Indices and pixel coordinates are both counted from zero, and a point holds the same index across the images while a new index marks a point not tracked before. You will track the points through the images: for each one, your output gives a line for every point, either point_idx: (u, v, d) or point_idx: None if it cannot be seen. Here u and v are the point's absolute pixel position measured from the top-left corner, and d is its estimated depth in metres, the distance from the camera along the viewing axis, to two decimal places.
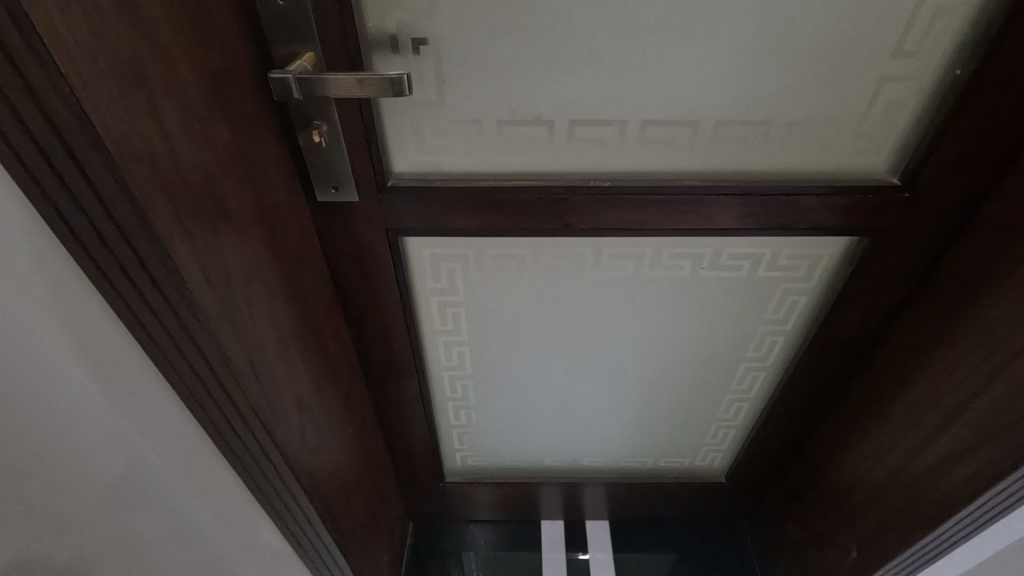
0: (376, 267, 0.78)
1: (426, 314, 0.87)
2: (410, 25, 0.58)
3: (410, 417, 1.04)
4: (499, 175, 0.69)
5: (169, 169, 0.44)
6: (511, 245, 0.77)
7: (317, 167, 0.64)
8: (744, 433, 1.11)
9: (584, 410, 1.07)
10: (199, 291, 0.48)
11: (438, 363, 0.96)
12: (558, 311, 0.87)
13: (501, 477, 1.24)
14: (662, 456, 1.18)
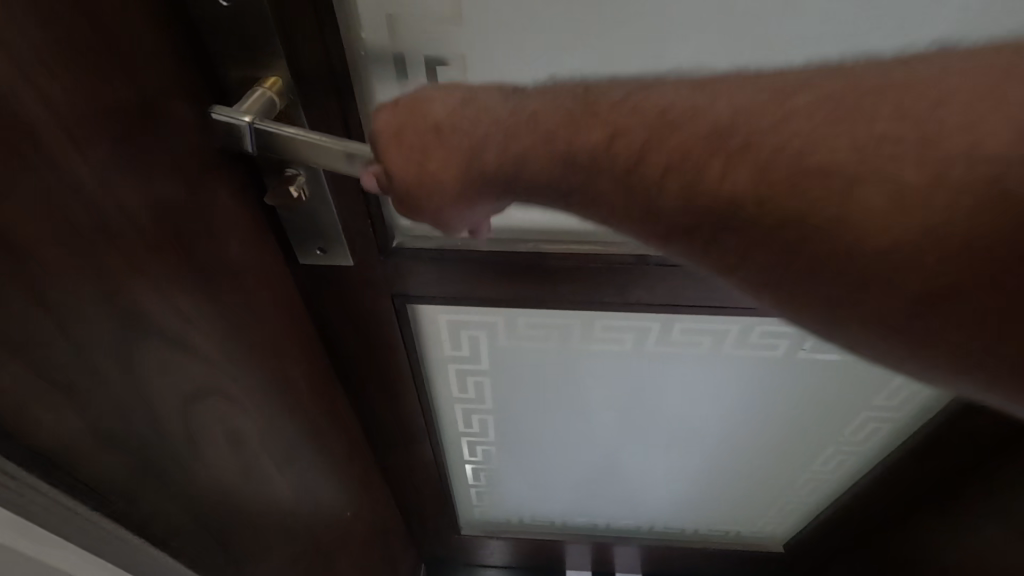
0: (380, 336, 0.61)
1: (442, 381, 0.71)
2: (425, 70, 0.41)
3: (423, 480, 0.89)
4: (542, 236, 0.51)
5: (17, 298, 0.28)
6: (553, 315, 0.59)
7: (296, 224, 0.47)
8: (815, 508, 0.94)
9: (627, 477, 0.91)
10: (87, 451, 0.33)
11: (454, 428, 0.81)
12: (606, 383, 0.70)
13: (526, 533, 1.10)
14: (713, 522, 1.02)
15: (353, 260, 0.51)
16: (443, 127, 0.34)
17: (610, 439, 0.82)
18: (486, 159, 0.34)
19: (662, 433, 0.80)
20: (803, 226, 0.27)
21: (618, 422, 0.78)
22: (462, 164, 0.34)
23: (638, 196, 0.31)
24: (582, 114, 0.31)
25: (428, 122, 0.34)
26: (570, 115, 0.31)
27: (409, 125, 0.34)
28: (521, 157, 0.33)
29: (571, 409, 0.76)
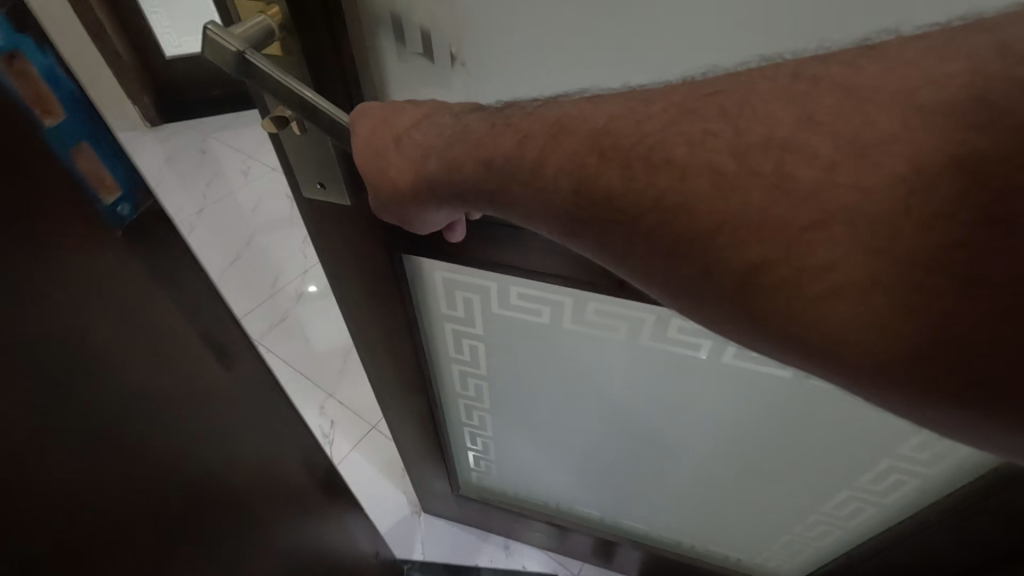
0: (376, 284, 0.61)
1: (440, 341, 0.72)
2: (418, 20, 0.39)
3: (417, 434, 0.89)
4: None
5: None
6: (545, 288, 0.58)
7: (298, 156, 0.49)
8: (827, 553, 0.86)
9: (624, 473, 0.88)
10: None
11: (451, 391, 0.82)
12: (602, 370, 0.68)
13: (518, 507, 1.05)
14: (712, 543, 0.96)
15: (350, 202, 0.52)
16: (401, 137, 0.36)
17: (608, 431, 0.79)
18: (428, 168, 0.34)
19: (663, 434, 0.76)
20: (709, 242, 0.24)
21: (619, 412, 0.75)
22: (414, 170, 0.35)
23: (544, 197, 0.30)
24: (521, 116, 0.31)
25: (390, 132, 0.36)
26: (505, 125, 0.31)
27: (377, 135, 0.36)
28: (455, 163, 0.32)
29: (569, 391, 0.74)
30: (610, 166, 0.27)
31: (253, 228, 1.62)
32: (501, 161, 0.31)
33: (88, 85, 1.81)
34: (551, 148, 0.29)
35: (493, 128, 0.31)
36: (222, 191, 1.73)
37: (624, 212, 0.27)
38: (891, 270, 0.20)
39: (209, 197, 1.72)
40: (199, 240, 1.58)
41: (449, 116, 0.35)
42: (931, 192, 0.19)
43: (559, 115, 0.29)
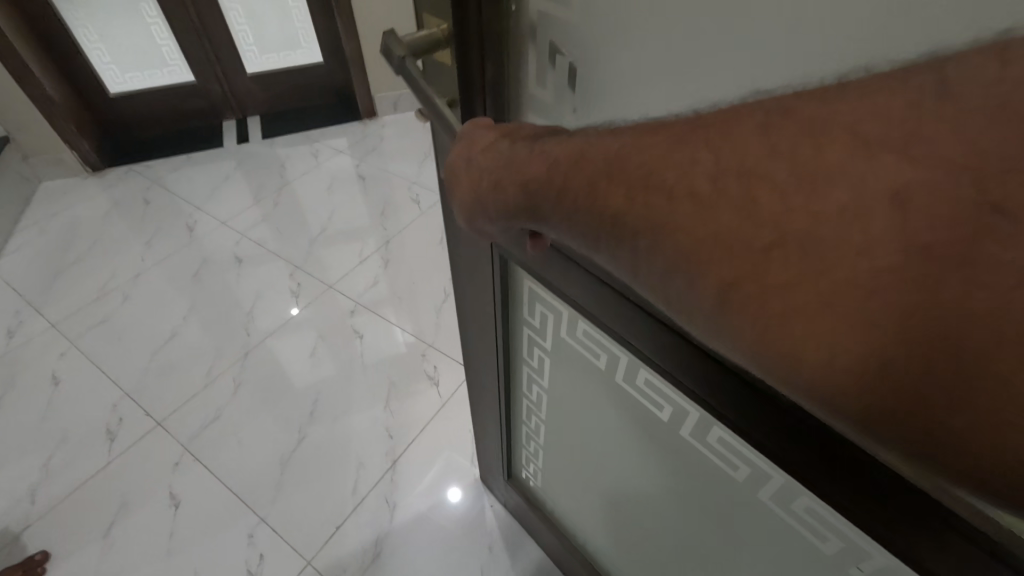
0: (479, 273, 0.77)
1: (518, 344, 0.87)
2: (550, 36, 0.52)
3: (488, 404, 1.07)
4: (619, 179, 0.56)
5: None
6: (605, 340, 0.66)
7: (440, 147, 0.68)
8: None
9: (633, 517, 0.95)
10: None
11: (522, 388, 0.97)
12: (641, 427, 0.75)
13: (553, 515, 1.25)
14: None
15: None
16: (476, 157, 0.43)
17: (631, 479, 0.87)
18: (485, 191, 0.42)
19: (661, 491, 0.82)
20: (692, 243, 0.29)
21: (640, 462, 0.82)
22: (474, 182, 0.43)
23: (570, 218, 0.36)
24: (575, 137, 0.36)
25: (467, 156, 0.44)
26: (555, 149, 0.36)
27: (462, 154, 0.45)
28: (500, 186, 0.40)
29: (609, 430, 0.83)
30: (616, 186, 0.32)
31: (194, 298, 2.25)
32: (532, 184, 0.37)
33: (25, 130, 2.68)
34: (572, 174, 0.35)
35: (539, 158, 0.37)
36: (180, 257, 2.43)
37: (619, 229, 0.33)
38: (839, 286, 0.25)
39: (153, 255, 2.45)
40: (157, 303, 2.24)
41: (508, 137, 0.42)
42: (876, 219, 0.24)
43: (580, 144, 0.35)
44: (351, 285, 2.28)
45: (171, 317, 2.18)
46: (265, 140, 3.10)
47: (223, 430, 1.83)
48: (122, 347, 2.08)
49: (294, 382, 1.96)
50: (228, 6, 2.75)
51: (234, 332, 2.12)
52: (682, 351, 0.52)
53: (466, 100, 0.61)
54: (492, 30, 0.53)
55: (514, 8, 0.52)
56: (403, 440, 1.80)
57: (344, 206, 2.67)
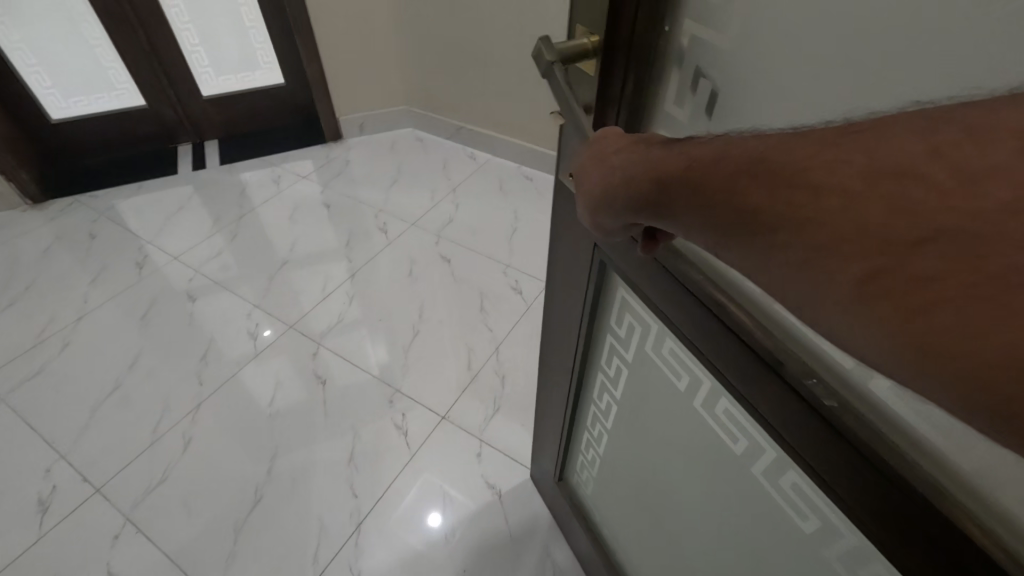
0: (575, 276, 0.87)
1: (600, 350, 0.97)
2: (696, 59, 0.58)
3: (554, 405, 1.18)
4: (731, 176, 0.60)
5: None
6: (689, 359, 0.72)
7: (566, 147, 0.75)
8: None
9: (678, 545, 0.97)
10: None
11: (594, 394, 1.07)
12: (704, 452, 0.78)
13: (595, 523, 1.33)
14: None
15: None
16: (613, 159, 0.51)
17: (685, 504, 0.90)
18: (618, 191, 0.49)
19: (712, 522, 0.83)
20: (822, 238, 0.32)
21: (697, 490, 0.84)
22: (607, 182, 0.50)
23: (701, 215, 0.40)
24: (720, 142, 0.41)
25: (606, 161, 0.51)
26: (701, 152, 0.41)
27: (592, 162, 0.53)
28: (633, 184, 0.47)
29: (673, 451, 0.87)
30: (761, 184, 0.35)
31: (140, 345, 2.07)
32: (666, 178, 0.43)
33: None
34: (711, 171, 0.39)
35: (679, 159, 0.42)
36: (130, 295, 2.27)
37: (751, 227, 0.36)
38: (992, 280, 0.26)
39: (98, 295, 2.28)
40: (95, 351, 2.05)
41: (646, 144, 0.48)
42: None
43: (725, 146, 0.39)
44: (313, 324, 2.17)
45: (111, 367, 1.99)
46: (225, 166, 3.00)
47: (170, 494, 1.66)
48: (56, 402, 1.88)
49: (248, 438, 1.79)
50: (180, 26, 2.66)
51: (185, 379, 1.96)
52: (772, 384, 0.54)
53: (602, 106, 0.68)
54: (642, 42, 0.60)
55: (667, 28, 0.60)
56: (368, 499, 1.66)
57: (308, 236, 2.59)
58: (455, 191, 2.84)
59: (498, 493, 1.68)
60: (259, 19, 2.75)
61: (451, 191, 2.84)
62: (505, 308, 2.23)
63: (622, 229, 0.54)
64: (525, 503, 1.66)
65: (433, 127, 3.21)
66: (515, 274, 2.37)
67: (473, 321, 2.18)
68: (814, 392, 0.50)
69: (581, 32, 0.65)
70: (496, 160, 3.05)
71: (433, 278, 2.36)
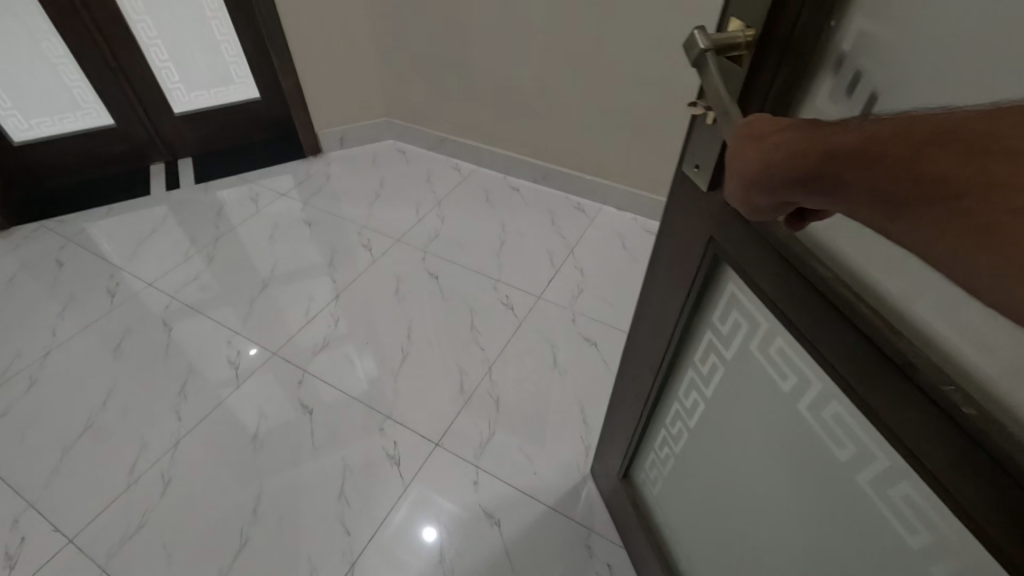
0: (679, 272, 0.90)
1: (698, 346, 1.00)
2: (860, 62, 0.54)
3: (635, 397, 1.22)
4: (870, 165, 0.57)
5: None
6: (800, 357, 0.73)
7: (697, 141, 0.73)
8: None
9: (753, 546, 0.98)
10: None
11: (681, 389, 1.10)
12: (801, 454, 0.79)
13: (661, 520, 1.36)
14: None
15: (709, 187, 0.73)
16: (767, 137, 0.48)
17: (770, 506, 0.90)
18: (771, 167, 0.46)
19: (798, 526, 0.84)
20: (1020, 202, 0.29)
21: (786, 492, 0.85)
22: (759, 160, 0.48)
23: (870, 186, 0.37)
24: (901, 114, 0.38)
25: (757, 140, 0.49)
26: (881, 123, 0.38)
27: (740, 141, 0.51)
28: (801, 156, 0.43)
29: (765, 452, 0.88)
30: (948, 151, 0.32)
31: (115, 378, 1.95)
32: (834, 150, 0.40)
33: None
34: (892, 140, 0.36)
35: (852, 130, 0.40)
36: (102, 325, 2.16)
37: (933, 195, 0.33)
38: None
39: (67, 326, 2.16)
40: (63, 388, 1.93)
41: (810, 122, 0.45)
42: None
43: (905, 121, 0.37)
44: (297, 349, 2.07)
45: (82, 405, 1.87)
46: (199, 185, 2.88)
47: (147, 541, 1.55)
48: (22, 445, 1.76)
49: (229, 477, 1.69)
50: (148, 42, 2.56)
51: (160, 414, 1.85)
52: (896, 385, 0.51)
53: (743, 99, 0.62)
54: (804, 34, 0.56)
55: (833, 22, 0.55)
56: (362, 536, 1.56)
57: (290, 255, 2.49)
58: (441, 204, 2.77)
59: (498, 524, 1.60)
60: (231, 33, 2.67)
61: (435, 205, 2.77)
62: (497, 325, 2.16)
63: (762, 210, 0.51)
64: (528, 532, 1.58)
65: (416, 138, 3.14)
66: (505, 289, 2.31)
67: (464, 341, 2.10)
68: (950, 397, 0.47)
69: (735, 25, 0.61)
70: (481, 170, 2.99)
71: (421, 296, 2.28)
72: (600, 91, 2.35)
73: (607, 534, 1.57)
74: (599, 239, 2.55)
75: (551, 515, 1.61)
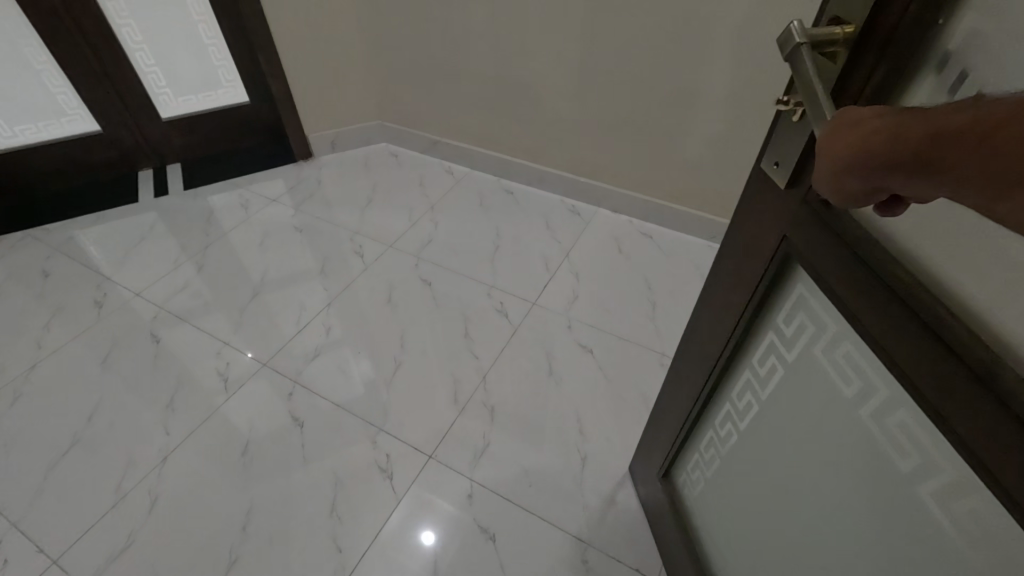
0: (745, 271, 0.89)
1: (758, 346, 0.97)
2: (967, 61, 0.51)
3: (685, 395, 1.21)
4: None
5: None
6: (868, 363, 0.70)
7: (777, 138, 0.71)
8: None
9: (793, 553, 0.96)
10: None
11: (734, 390, 1.08)
12: (854, 461, 0.77)
13: (698, 525, 1.34)
14: None
15: (787, 186, 0.71)
16: (859, 126, 0.46)
17: (816, 513, 0.88)
18: (865, 159, 0.45)
19: (845, 537, 0.81)
20: None
21: (834, 500, 0.83)
22: (851, 151, 0.46)
23: (978, 173, 0.36)
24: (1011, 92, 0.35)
25: (848, 130, 0.47)
26: (989, 103, 0.36)
27: (829, 134, 0.50)
28: (900, 142, 0.41)
29: (816, 457, 0.86)
30: None
31: (101, 392, 1.91)
32: (937, 137, 0.38)
33: None
34: (1000, 122, 0.34)
35: (959, 112, 0.38)
36: (89, 337, 2.11)
37: None
38: None
39: (53, 339, 2.11)
40: (46, 404, 1.88)
41: (908, 107, 0.43)
42: None
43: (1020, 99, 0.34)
44: (288, 359, 2.03)
45: (67, 422, 1.82)
46: (188, 191, 2.84)
47: (134, 562, 1.51)
48: (7, 463, 1.72)
49: (219, 493, 1.65)
50: (133, 47, 2.52)
51: (148, 429, 1.81)
52: (973, 395, 0.49)
53: (835, 96, 0.60)
54: (908, 33, 0.53)
55: (942, 20, 0.52)
56: (355, 553, 1.53)
57: (280, 262, 2.45)
58: (434, 208, 2.74)
59: (493, 539, 1.57)
60: (218, 36, 2.63)
61: (429, 209, 2.74)
62: (492, 331, 2.13)
63: (849, 198, 0.49)
64: (522, 548, 1.54)
65: (408, 141, 3.10)
66: (500, 295, 2.28)
67: (459, 349, 2.07)
68: None
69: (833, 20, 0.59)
70: (474, 173, 2.96)
71: (415, 304, 2.25)
72: (595, 93, 2.31)
73: (604, 547, 1.55)
74: (594, 242, 2.52)
75: (548, 529, 1.58)
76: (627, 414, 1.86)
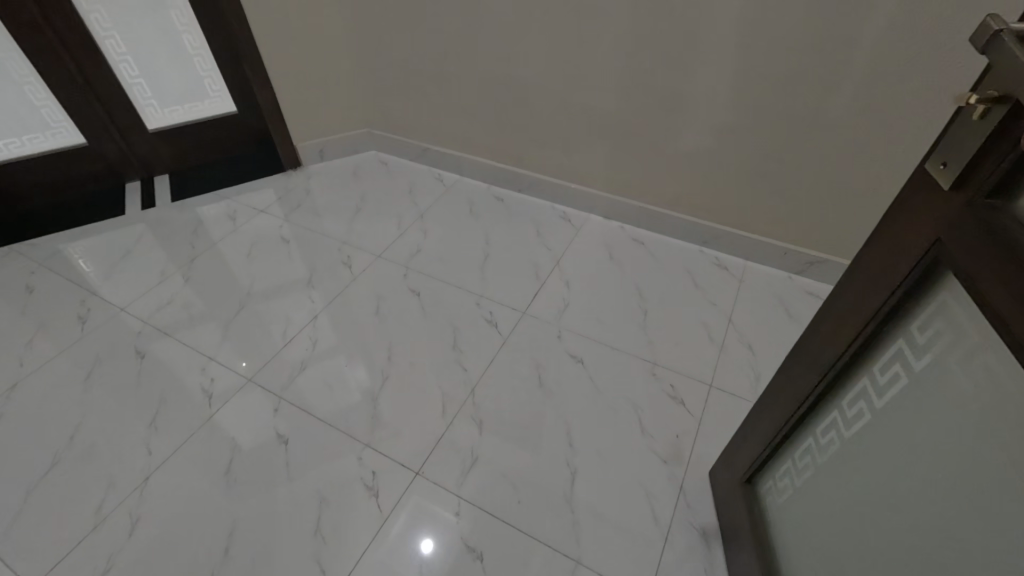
0: (879, 275, 0.85)
1: (881, 354, 0.93)
2: None
3: (786, 399, 1.18)
4: None
5: None
6: (1010, 376, 0.68)
7: (948, 140, 0.69)
8: None
9: (883, 565, 0.93)
10: None
11: (844, 396, 1.04)
12: (976, 473, 0.74)
13: (777, 535, 1.31)
14: None
15: (953, 187, 0.69)
16: None
17: (917, 526, 0.85)
18: None
19: (950, 552, 0.78)
20: None
21: (943, 515, 0.80)
22: None
23: None
24: None
25: None
26: None
27: None
28: None
29: (927, 470, 0.83)
30: None
31: (81, 412, 1.88)
32: None
33: None
34: None
35: None
36: (73, 353, 2.08)
37: None
38: None
39: (34, 356, 2.08)
40: (24, 425, 1.84)
41: None
42: None
43: None
44: (274, 372, 2.00)
45: (48, 444, 1.79)
46: (175, 203, 2.80)
47: None
48: None
49: (202, 514, 1.62)
50: (116, 58, 2.49)
51: (130, 449, 1.77)
52: None
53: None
54: None
55: None
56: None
57: (267, 275, 2.41)
58: (423, 217, 2.71)
59: (480, 558, 1.53)
60: (203, 46, 2.60)
61: (418, 217, 2.71)
62: (482, 342, 2.10)
63: None
64: (505, 569, 1.50)
65: (400, 150, 3.07)
66: (490, 305, 2.25)
67: (448, 363, 2.03)
68: None
69: None
70: (464, 180, 2.94)
71: (403, 314, 2.22)
72: (586, 99, 2.29)
73: (597, 565, 1.51)
74: (585, 250, 2.49)
75: (534, 547, 1.54)
76: (623, 426, 1.82)
